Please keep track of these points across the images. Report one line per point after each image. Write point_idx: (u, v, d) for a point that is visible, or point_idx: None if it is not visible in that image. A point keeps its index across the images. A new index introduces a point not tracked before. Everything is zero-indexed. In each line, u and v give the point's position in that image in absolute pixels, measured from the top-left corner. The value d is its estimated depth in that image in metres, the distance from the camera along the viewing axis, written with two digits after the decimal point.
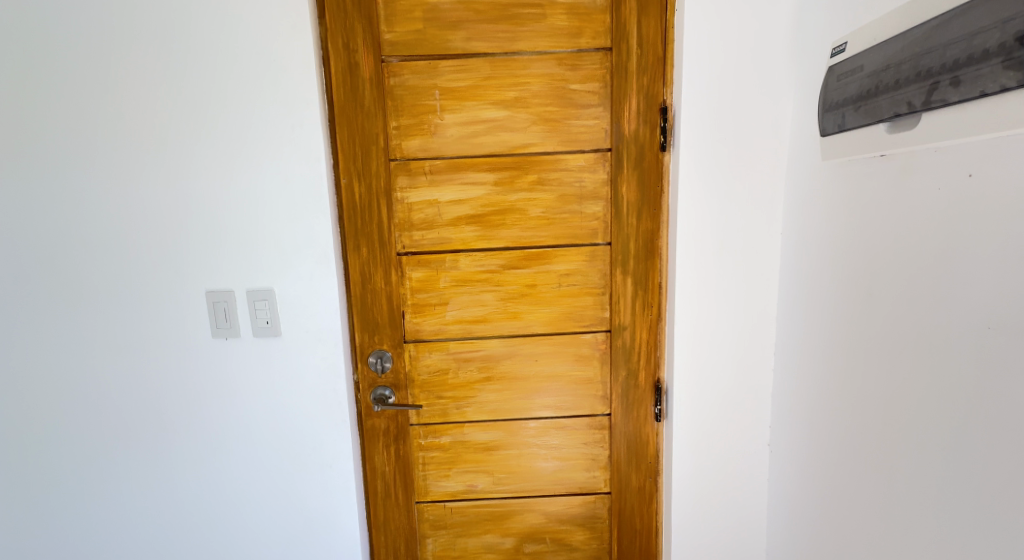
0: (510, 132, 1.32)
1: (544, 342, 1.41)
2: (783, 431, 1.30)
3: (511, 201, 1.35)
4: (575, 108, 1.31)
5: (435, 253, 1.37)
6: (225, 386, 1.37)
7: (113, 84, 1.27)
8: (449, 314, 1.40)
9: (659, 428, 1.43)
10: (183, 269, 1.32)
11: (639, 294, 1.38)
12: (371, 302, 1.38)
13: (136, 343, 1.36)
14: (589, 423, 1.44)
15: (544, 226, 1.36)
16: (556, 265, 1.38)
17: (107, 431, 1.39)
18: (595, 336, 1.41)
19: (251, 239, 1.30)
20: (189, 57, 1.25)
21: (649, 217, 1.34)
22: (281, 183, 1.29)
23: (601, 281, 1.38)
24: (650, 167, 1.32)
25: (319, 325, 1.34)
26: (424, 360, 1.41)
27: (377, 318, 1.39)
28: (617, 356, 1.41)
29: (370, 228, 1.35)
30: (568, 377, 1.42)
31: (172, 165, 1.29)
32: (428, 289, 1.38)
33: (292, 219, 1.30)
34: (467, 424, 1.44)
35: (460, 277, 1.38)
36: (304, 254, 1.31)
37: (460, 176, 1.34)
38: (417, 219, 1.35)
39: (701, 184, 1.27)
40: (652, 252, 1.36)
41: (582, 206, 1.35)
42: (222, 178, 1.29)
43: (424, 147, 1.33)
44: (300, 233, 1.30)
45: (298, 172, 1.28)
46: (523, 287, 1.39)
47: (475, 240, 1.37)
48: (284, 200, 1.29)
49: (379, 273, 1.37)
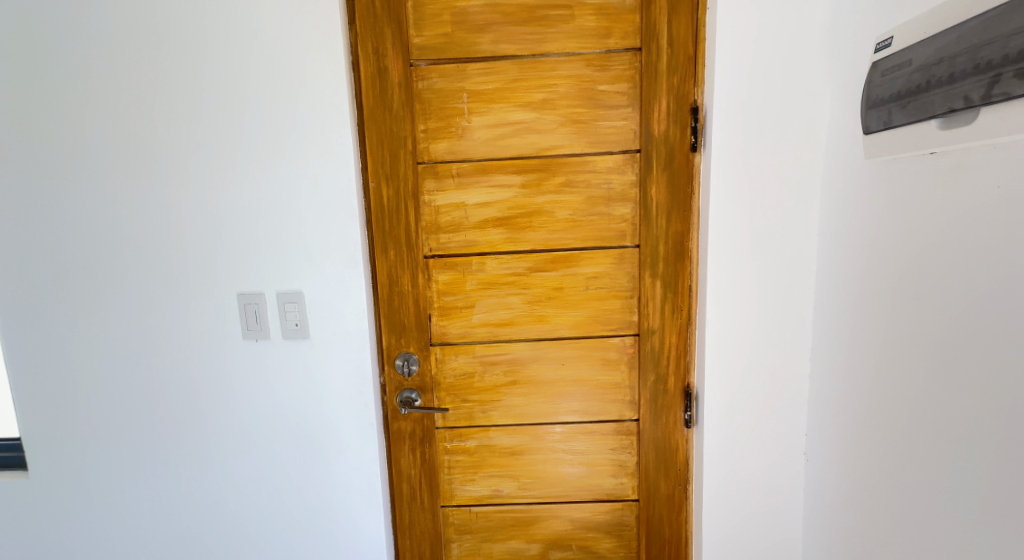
0: (537, 134, 1.31)
1: (570, 346, 1.40)
2: (820, 439, 1.26)
3: (538, 203, 1.34)
4: (603, 109, 1.29)
5: (461, 255, 1.37)
6: (256, 387, 1.38)
7: (150, 90, 1.30)
8: (476, 317, 1.39)
9: (689, 434, 1.42)
10: (215, 272, 1.34)
11: (669, 297, 1.36)
12: (397, 305, 1.38)
13: (168, 344, 1.38)
14: (616, 428, 1.44)
15: (573, 228, 1.34)
16: (583, 267, 1.36)
17: (138, 430, 1.42)
18: (623, 339, 1.39)
19: (283, 241, 1.32)
20: (222, 64, 1.27)
21: (678, 219, 1.31)
22: (310, 186, 1.30)
23: (629, 284, 1.36)
24: (680, 167, 1.29)
25: (347, 327, 1.35)
26: (450, 363, 1.41)
27: (403, 321, 1.39)
28: (646, 361, 1.40)
29: (397, 231, 1.35)
30: (594, 381, 1.42)
31: (204, 171, 1.31)
32: (455, 292, 1.38)
33: (324, 223, 1.31)
34: (493, 428, 1.44)
35: (486, 279, 1.37)
36: (334, 256, 1.32)
37: (487, 179, 1.33)
38: (444, 221, 1.35)
39: (736, 186, 1.24)
40: (682, 254, 1.33)
41: (610, 208, 1.33)
42: (254, 181, 1.30)
43: (452, 150, 1.33)
44: (330, 237, 1.31)
45: (327, 174, 1.29)
46: (550, 290, 1.38)
47: (502, 243, 1.36)
48: (314, 204, 1.30)
49: (406, 275, 1.37)
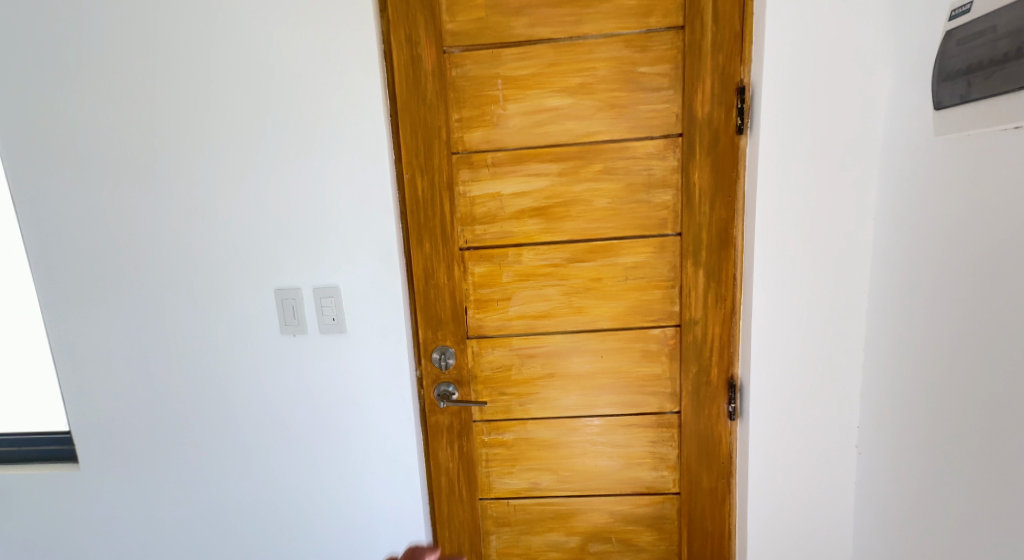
0: (574, 120, 1.26)
1: (610, 338, 1.37)
2: (875, 433, 1.21)
3: (575, 192, 1.29)
4: (643, 92, 1.24)
5: (497, 247, 1.34)
6: (295, 382, 1.38)
7: (184, 85, 1.29)
8: (512, 310, 1.37)
9: (733, 426, 1.39)
10: (252, 268, 1.34)
11: (712, 287, 1.31)
12: (433, 298, 1.36)
13: (208, 340, 1.39)
14: (657, 421, 1.41)
15: (611, 217, 1.30)
16: (622, 257, 1.32)
17: (181, 425, 1.43)
18: (664, 330, 1.36)
19: (320, 236, 1.31)
20: (255, 57, 1.26)
21: (723, 205, 1.26)
22: (346, 179, 1.28)
23: (670, 274, 1.32)
24: (725, 151, 1.24)
25: (383, 321, 1.33)
26: (486, 357, 1.40)
27: (440, 315, 1.37)
28: (688, 353, 1.36)
29: (432, 223, 1.32)
30: (634, 373, 1.39)
31: (240, 166, 1.30)
32: (491, 284, 1.36)
33: (359, 216, 1.29)
34: (530, 421, 1.42)
35: (523, 271, 1.35)
36: (371, 250, 1.30)
37: (524, 168, 1.29)
38: (479, 212, 1.32)
39: (786, 169, 1.19)
40: (727, 242, 1.28)
41: (650, 195, 1.28)
42: (289, 176, 1.29)
43: (487, 139, 1.29)
44: (366, 230, 1.30)
45: (362, 167, 1.27)
46: (588, 281, 1.34)
47: (539, 234, 1.32)
48: (350, 197, 1.29)
49: (442, 268, 1.34)
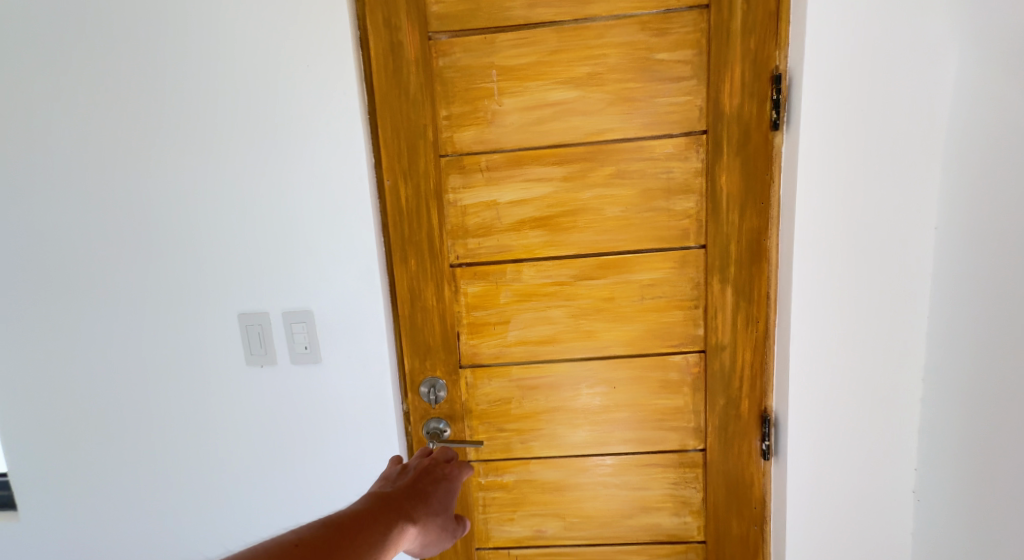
0: (581, 116, 1.09)
1: (624, 366, 1.20)
2: (944, 471, 1.06)
3: (582, 199, 1.13)
4: (661, 83, 1.07)
5: (494, 263, 1.17)
6: (267, 419, 1.21)
7: (128, 78, 1.11)
8: (512, 335, 1.19)
9: (766, 466, 1.21)
10: (213, 289, 1.17)
11: (742, 307, 1.14)
12: (420, 323, 1.19)
13: (165, 372, 1.21)
14: (678, 460, 1.23)
15: (624, 228, 1.13)
16: (637, 274, 1.15)
17: (134, 468, 1.26)
18: (686, 357, 1.19)
19: (291, 253, 1.14)
20: (210, 46, 1.08)
21: (754, 213, 1.09)
22: (318, 186, 1.11)
23: (692, 292, 1.15)
24: (757, 150, 1.07)
25: (365, 350, 1.16)
26: (482, 389, 1.22)
27: (428, 342, 1.20)
28: (714, 383, 1.18)
29: (418, 238, 1.15)
30: (651, 406, 1.22)
31: (196, 172, 1.13)
32: (487, 306, 1.18)
33: (335, 230, 1.12)
34: (534, 460, 1.25)
35: (524, 291, 1.17)
36: (349, 268, 1.13)
37: (523, 172, 1.12)
38: (472, 224, 1.15)
39: (830, 171, 1.02)
40: (759, 255, 1.11)
41: (669, 202, 1.11)
42: (254, 183, 1.12)
43: (479, 139, 1.11)
44: (342, 245, 1.13)
45: (336, 174, 1.10)
46: (598, 301, 1.17)
47: (541, 248, 1.15)
48: (322, 208, 1.11)
49: (430, 288, 1.17)
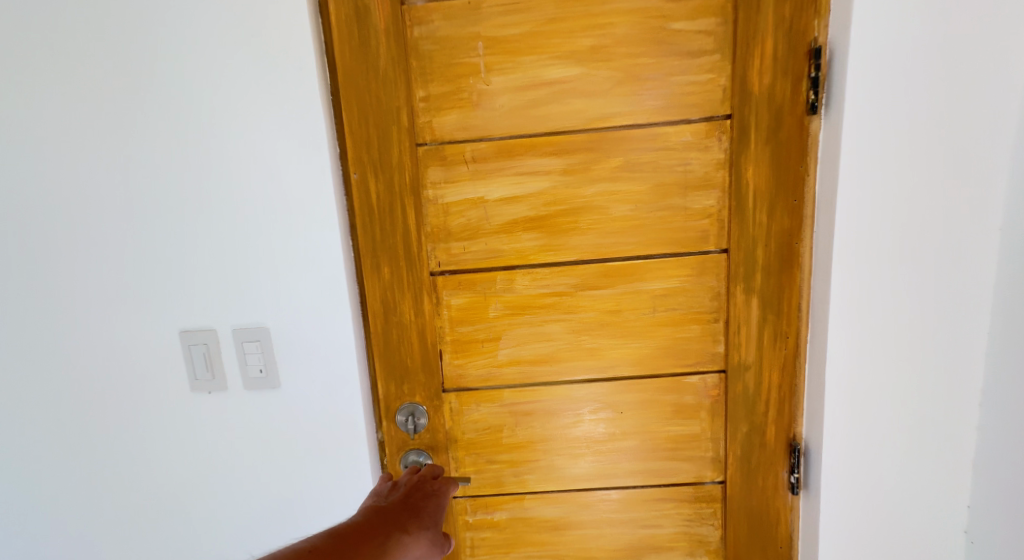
0: (583, 98, 0.93)
1: (632, 388, 1.04)
2: (1002, 507, 0.93)
3: (585, 196, 0.96)
4: (677, 59, 0.91)
5: (482, 270, 1.00)
6: (217, 454, 1.03)
7: (25, 47, 0.90)
8: (503, 353, 1.03)
9: (794, 501, 1.06)
10: (143, 305, 0.97)
11: (769, 320, 0.99)
12: (396, 341, 1.02)
13: (87, 403, 1.02)
14: (694, 495, 1.08)
15: (633, 230, 0.97)
16: (648, 283, 0.99)
17: (57, 515, 1.06)
18: (704, 378, 1.03)
19: (238, 259, 0.95)
20: (128, 8, 0.88)
21: (784, 212, 0.94)
22: (269, 180, 0.92)
23: (711, 303, 1.00)
24: (789, 138, 0.91)
25: (331, 372, 0.99)
26: (469, 416, 1.06)
27: (405, 362, 1.03)
28: (736, 407, 1.03)
29: (392, 242, 0.98)
30: (664, 434, 1.06)
31: (115, 163, 0.93)
32: (474, 320, 1.02)
33: (291, 232, 0.94)
34: (528, 496, 1.09)
35: (517, 303, 1.01)
36: (309, 277, 0.96)
37: (515, 164, 0.95)
38: (456, 225, 0.98)
39: (875, 162, 0.87)
40: (789, 261, 0.96)
41: (686, 200, 0.96)
42: (189, 178, 0.93)
43: (463, 124, 0.94)
44: (300, 251, 0.95)
45: (291, 165, 0.92)
46: (603, 315, 1.01)
47: (537, 253, 0.99)
48: (275, 206, 0.93)
49: (406, 300, 1.00)
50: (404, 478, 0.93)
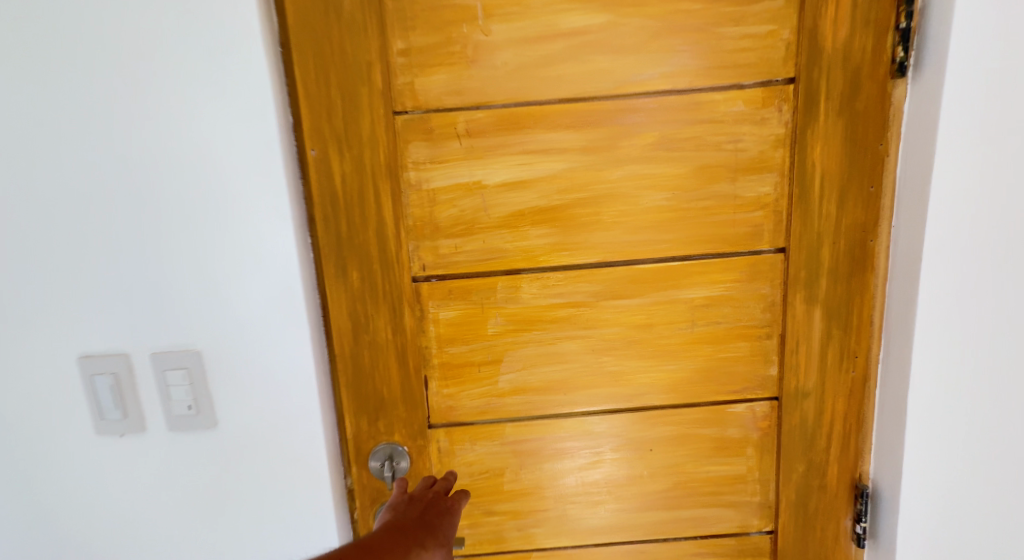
0: (609, 55, 0.72)
1: (663, 420, 0.85)
2: None
3: (609, 181, 0.76)
4: (730, 5, 0.71)
5: (479, 276, 0.79)
6: (136, 515, 0.79)
7: None
8: (504, 380, 0.83)
9: (857, 553, 0.87)
10: (24, 325, 0.73)
11: (835, 336, 0.80)
12: (368, 366, 0.80)
13: None
14: (737, 547, 0.88)
15: (668, 224, 0.78)
16: (686, 291, 0.80)
17: None
18: (751, 407, 0.84)
19: (156, 263, 0.72)
20: None
21: (857, 201, 0.75)
22: (194, 158, 0.69)
23: (763, 315, 0.81)
24: (867, 108, 0.73)
25: (286, 407, 0.77)
26: (462, 458, 0.84)
27: (380, 392, 0.81)
28: (791, 444, 0.84)
29: (363, 239, 0.77)
30: (702, 475, 0.86)
31: None
32: (469, 339, 0.81)
33: (227, 227, 0.71)
34: (536, 553, 0.88)
35: (522, 316, 0.81)
36: (254, 285, 0.73)
37: (521, 140, 0.75)
38: (446, 218, 0.77)
39: (980, 137, 0.69)
40: (861, 262, 0.78)
41: (735, 186, 0.76)
42: (80, 153, 0.68)
43: (455, 87, 0.73)
44: (239, 251, 0.72)
45: (224, 137, 0.69)
46: (630, 329, 0.81)
47: (548, 253, 0.78)
48: (204, 192, 0.70)
49: (382, 314, 0.79)
50: (415, 490, 0.72)
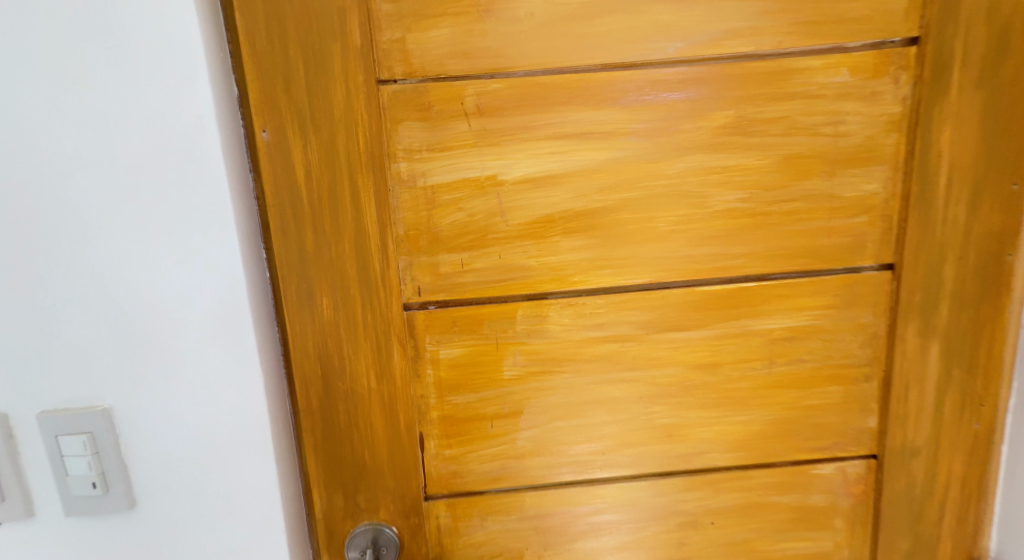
0: (672, 4, 0.53)
1: (730, 485, 0.65)
2: None
3: (667, 176, 0.57)
4: None
5: (493, 302, 0.60)
6: None
7: None
8: (524, 437, 0.63)
9: None
10: None
11: (956, 378, 0.61)
12: (344, 424, 0.60)
13: None
14: None
15: (744, 233, 0.59)
16: (763, 320, 0.61)
17: None
18: (843, 468, 0.65)
19: (40, 288, 0.51)
20: None
21: (994, 203, 0.57)
22: (92, 141, 0.49)
23: (863, 351, 0.62)
24: (1014, 78, 0.54)
25: (230, 483, 0.57)
26: (469, 537, 0.65)
27: (360, 457, 0.61)
28: (894, 515, 0.65)
29: (337, 254, 0.57)
30: (777, 553, 0.67)
31: None
32: (479, 384, 0.61)
33: (139, 239, 0.51)
34: None
35: (549, 355, 0.61)
36: (183, 320, 0.53)
37: (551, 120, 0.56)
38: (449, 224, 0.58)
39: None
40: (995, 283, 0.59)
41: (833, 184, 0.58)
42: None
43: (462, 47, 0.54)
44: (160, 273, 0.52)
45: (135, 112, 0.48)
46: (689, 370, 0.62)
47: (585, 272, 0.59)
48: (107, 190, 0.50)
49: (362, 354, 0.59)
50: None
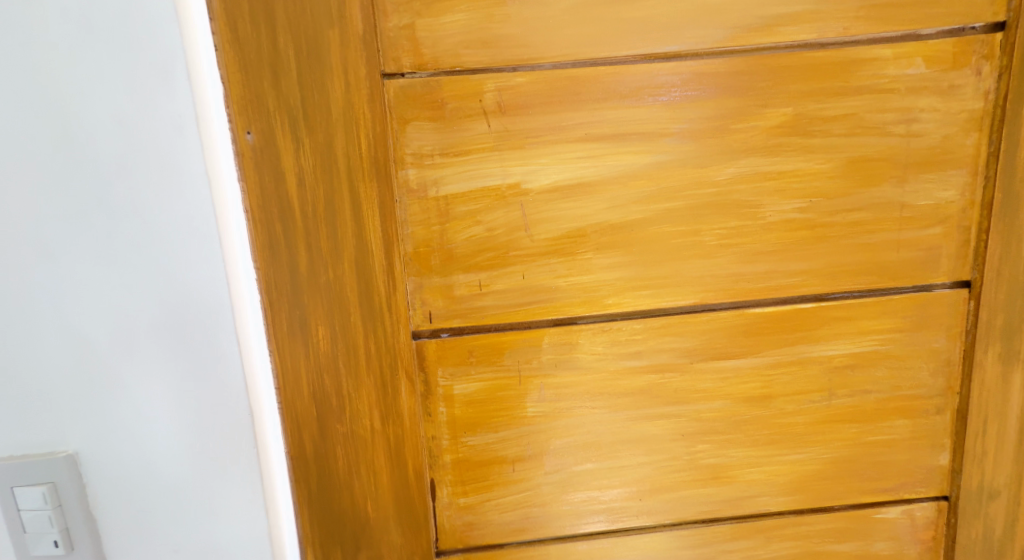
0: None
1: (783, 532, 0.57)
2: None
3: (714, 183, 0.50)
4: None
5: (515, 329, 0.52)
6: None
7: None
8: (548, 481, 0.55)
9: None
10: None
11: None
12: (343, 473, 0.52)
13: None
14: None
15: (802, 248, 0.51)
16: (823, 346, 0.53)
17: None
18: (910, 512, 0.57)
19: None
20: None
21: None
22: (46, 123, 0.39)
23: (934, 380, 0.55)
24: None
25: (217, 541, 0.46)
26: None
27: (361, 510, 0.53)
28: None
29: (334, 278, 0.49)
30: None
31: None
32: (498, 422, 0.54)
33: (102, 248, 0.41)
34: None
35: (579, 388, 0.53)
36: (154, 341, 0.42)
37: (582, 119, 0.48)
38: (465, 240, 0.50)
39: None
40: None
41: (904, 190, 0.50)
42: None
43: (481, 35, 0.46)
44: (127, 287, 0.42)
45: (96, 86, 0.39)
46: (738, 403, 0.55)
47: (619, 293, 0.52)
48: (64, 185, 0.40)
49: (364, 392, 0.51)
50: None
